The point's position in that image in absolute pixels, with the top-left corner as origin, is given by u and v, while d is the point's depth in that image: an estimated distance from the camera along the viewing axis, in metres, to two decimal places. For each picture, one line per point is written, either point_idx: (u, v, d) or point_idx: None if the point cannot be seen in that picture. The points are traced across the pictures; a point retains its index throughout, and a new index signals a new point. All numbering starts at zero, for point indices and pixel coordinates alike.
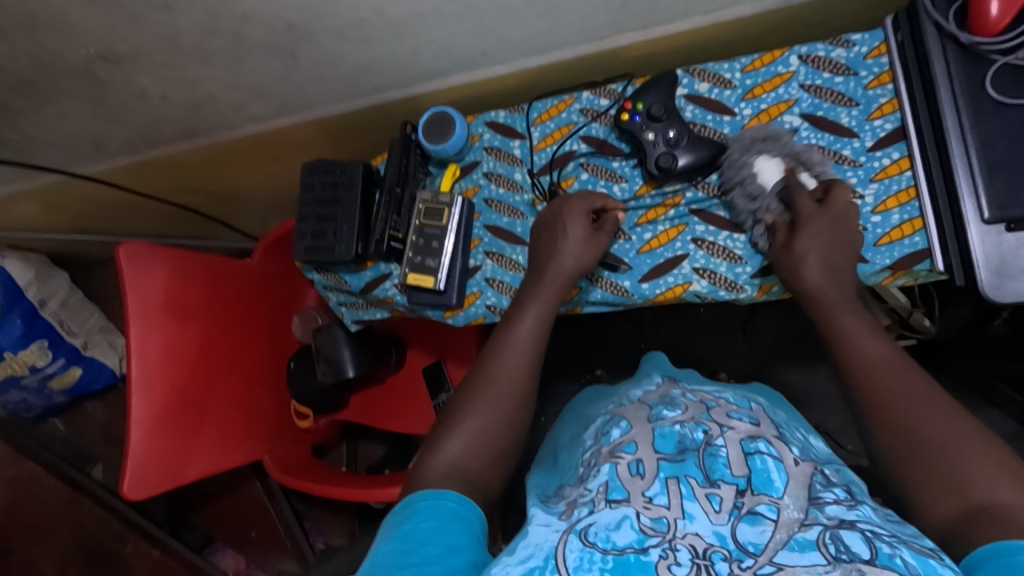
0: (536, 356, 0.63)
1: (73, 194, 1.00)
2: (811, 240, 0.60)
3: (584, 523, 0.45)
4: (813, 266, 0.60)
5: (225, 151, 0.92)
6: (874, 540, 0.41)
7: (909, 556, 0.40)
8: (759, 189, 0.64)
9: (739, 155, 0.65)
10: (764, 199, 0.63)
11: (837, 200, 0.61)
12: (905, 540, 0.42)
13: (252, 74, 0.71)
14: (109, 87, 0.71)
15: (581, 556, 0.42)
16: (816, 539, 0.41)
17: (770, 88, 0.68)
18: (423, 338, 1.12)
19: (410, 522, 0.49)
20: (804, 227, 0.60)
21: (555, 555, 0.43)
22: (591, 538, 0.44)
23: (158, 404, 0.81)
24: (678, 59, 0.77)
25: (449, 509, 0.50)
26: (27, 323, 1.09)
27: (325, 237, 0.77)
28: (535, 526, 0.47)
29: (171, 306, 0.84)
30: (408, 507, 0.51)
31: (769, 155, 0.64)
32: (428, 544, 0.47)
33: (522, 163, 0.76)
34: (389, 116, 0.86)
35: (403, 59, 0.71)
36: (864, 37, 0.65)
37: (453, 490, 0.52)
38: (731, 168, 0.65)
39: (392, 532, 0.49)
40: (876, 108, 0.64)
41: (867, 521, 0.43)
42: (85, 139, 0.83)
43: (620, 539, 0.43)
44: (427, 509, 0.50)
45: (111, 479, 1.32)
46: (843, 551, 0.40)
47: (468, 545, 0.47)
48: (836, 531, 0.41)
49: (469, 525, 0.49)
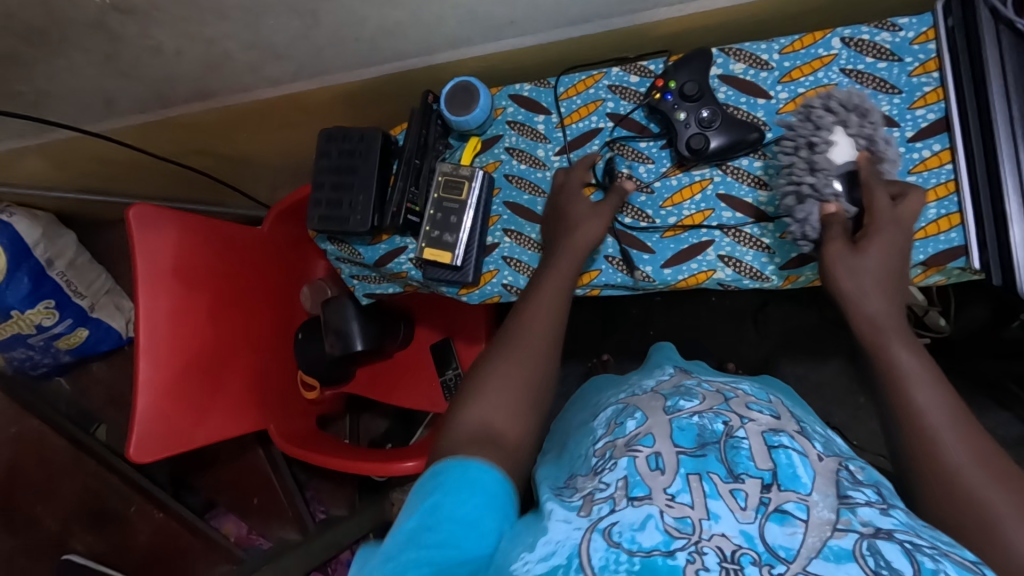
0: (555, 339, 0.63)
1: (82, 151, 0.98)
2: (880, 250, 0.55)
3: (606, 522, 0.44)
4: (876, 278, 0.55)
5: (238, 114, 0.90)
6: (915, 554, 0.40)
7: (953, 571, 0.39)
8: (827, 162, 0.58)
9: (824, 117, 0.58)
10: (828, 174, 0.57)
11: (911, 205, 0.56)
12: (946, 552, 0.41)
13: (271, 34, 0.69)
14: (122, 40, 0.68)
15: (606, 557, 0.41)
16: (853, 549, 0.40)
17: (808, 71, 0.65)
18: (432, 315, 1.11)
19: (434, 496, 0.48)
20: (872, 231, 0.56)
21: (578, 554, 0.42)
22: (616, 538, 0.43)
23: (166, 369, 0.81)
24: (712, 36, 0.74)
25: (472, 481, 0.49)
26: (33, 280, 1.09)
27: (341, 207, 0.75)
28: (554, 522, 0.46)
29: (180, 271, 0.83)
30: (433, 479, 0.50)
31: (849, 129, 0.58)
32: (451, 521, 0.46)
33: (546, 139, 0.74)
34: (409, 84, 0.83)
35: (429, 24, 0.68)
36: (911, 22, 0.63)
37: (480, 461, 0.51)
38: (806, 129, 0.59)
39: (416, 505, 0.48)
40: (919, 97, 0.62)
41: (905, 531, 0.42)
42: (96, 94, 0.81)
43: (646, 540, 0.42)
44: (451, 483, 0.49)
45: (115, 439, 1.33)
46: (883, 566, 0.39)
47: (494, 521, 0.48)
48: (874, 542, 0.40)
49: (496, 500, 0.49)
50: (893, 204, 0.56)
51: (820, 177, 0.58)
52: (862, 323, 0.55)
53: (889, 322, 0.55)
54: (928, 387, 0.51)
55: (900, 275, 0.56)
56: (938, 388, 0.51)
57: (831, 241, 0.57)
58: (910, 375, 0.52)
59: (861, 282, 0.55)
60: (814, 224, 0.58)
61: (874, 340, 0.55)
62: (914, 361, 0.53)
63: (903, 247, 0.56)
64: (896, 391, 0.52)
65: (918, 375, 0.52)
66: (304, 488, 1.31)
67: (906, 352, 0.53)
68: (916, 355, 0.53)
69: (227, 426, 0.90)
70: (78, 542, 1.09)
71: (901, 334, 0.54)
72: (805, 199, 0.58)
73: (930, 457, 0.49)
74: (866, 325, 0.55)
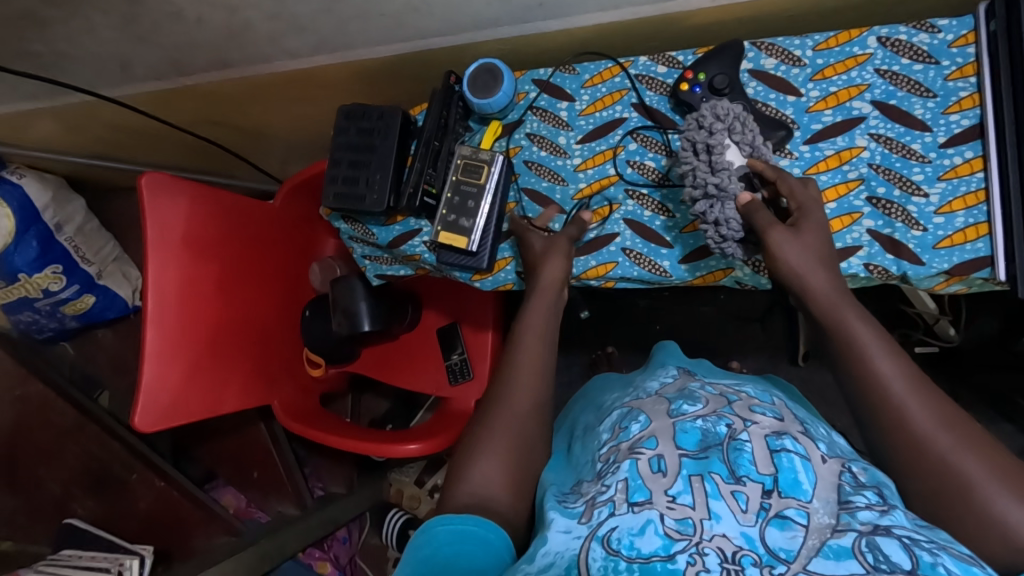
0: (549, 343, 0.63)
1: (95, 116, 0.97)
2: (812, 230, 0.56)
3: (606, 528, 0.44)
4: (818, 253, 0.55)
5: (255, 86, 0.88)
6: (914, 548, 0.40)
7: (951, 563, 0.39)
8: (724, 163, 0.58)
9: (712, 122, 0.59)
10: (727, 174, 0.58)
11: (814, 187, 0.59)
12: (945, 545, 0.41)
13: (294, 4, 0.67)
14: (143, 5, 0.67)
15: (604, 566, 0.42)
16: (851, 547, 0.40)
17: (842, 70, 0.63)
18: (439, 299, 1.10)
19: (429, 548, 0.49)
20: (802, 215, 0.57)
21: (577, 566, 0.43)
22: (615, 545, 0.43)
23: (174, 339, 0.80)
24: (743, 29, 0.72)
25: (469, 532, 0.49)
26: (42, 244, 1.08)
27: (356, 185, 0.74)
28: (554, 532, 0.46)
29: (189, 242, 0.82)
30: (427, 531, 0.50)
31: (735, 136, 0.60)
32: (447, 569, 0.47)
33: (568, 127, 0.72)
34: (432, 64, 0.82)
35: (454, 2, 0.67)
36: (951, 24, 0.61)
37: (472, 515, 0.51)
38: (700, 134, 0.59)
39: (412, 558, 0.48)
40: (954, 102, 0.60)
41: (903, 526, 0.42)
42: (113, 59, 0.80)
43: (645, 545, 0.42)
44: (446, 535, 0.49)
45: (117, 407, 1.34)
46: (882, 561, 0.39)
47: (490, 568, 0.48)
48: (872, 538, 0.40)
49: (493, 549, 0.49)
50: (803, 187, 0.58)
51: (722, 176, 0.58)
52: (816, 299, 0.55)
53: (837, 295, 0.54)
54: (883, 352, 0.51)
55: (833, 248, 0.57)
56: (919, 390, 0.49)
57: (767, 228, 0.56)
58: (868, 348, 0.51)
59: (799, 260, 0.55)
60: (735, 221, 0.59)
61: (827, 314, 0.54)
62: (865, 329, 0.52)
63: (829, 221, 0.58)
64: (857, 364, 0.51)
65: (872, 343, 0.51)
66: (304, 464, 1.32)
67: (858, 320, 0.52)
68: (891, 357, 0.50)
69: (228, 402, 0.90)
70: (79, 506, 1.10)
71: (853, 307, 0.53)
72: (714, 200, 0.58)
73: (898, 426, 0.48)
74: (813, 301, 0.55)
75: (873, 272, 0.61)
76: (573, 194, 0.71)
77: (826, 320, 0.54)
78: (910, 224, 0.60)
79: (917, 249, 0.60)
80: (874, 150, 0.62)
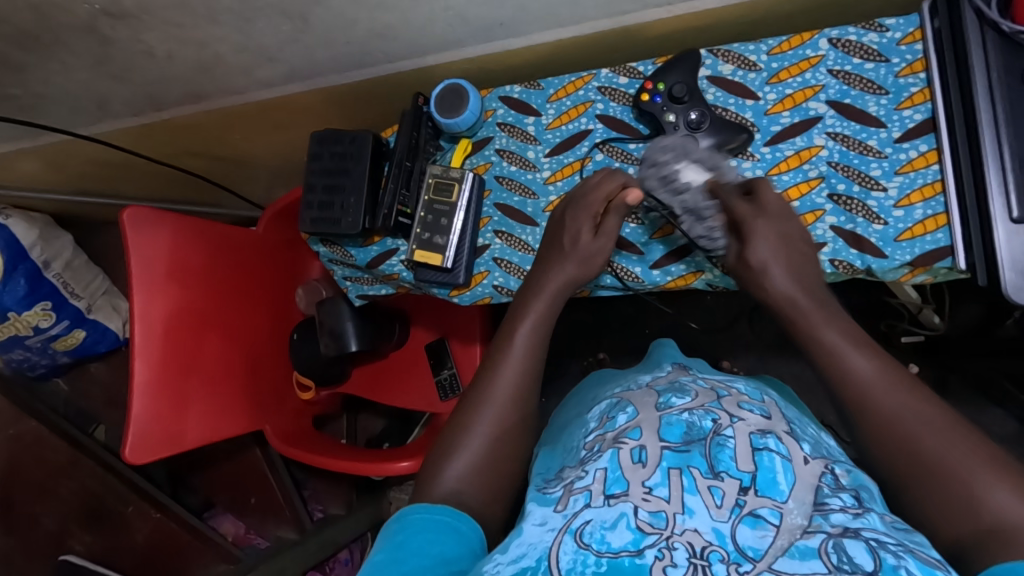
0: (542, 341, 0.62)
1: (77, 154, 0.99)
2: (765, 249, 0.59)
3: (580, 521, 0.45)
4: (778, 278, 0.59)
5: (230, 116, 0.90)
6: (879, 551, 0.41)
7: (915, 567, 0.40)
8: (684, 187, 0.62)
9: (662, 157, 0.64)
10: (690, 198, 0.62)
11: (766, 194, 0.60)
12: (912, 550, 0.42)
13: (262, 37, 0.69)
14: (114, 45, 0.69)
15: (574, 559, 0.43)
16: (819, 547, 0.41)
17: (796, 73, 0.65)
18: (427, 315, 1.11)
19: (402, 534, 0.50)
20: (754, 236, 0.59)
21: (548, 556, 0.43)
22: (586, 539, 0.43)
23: (160, 367, 0.81)
24: (700, 37, 0.74)
25: (442, 522, 0.50)
26: (30, 282, 1.10)
27: (332, 209, 0.76)
28: (530, 524, 0.47)
29: (174, 272, 0.83)
30: (402, 518, 0.52)
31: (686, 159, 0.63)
32: (419, 555, 0.48)
33: (536, 141, 0.74)
34: (402, 86, 0.84)
35: (418, 27, 0.69)
36: (898, 23, 0.63)
37: (447, 506, 0.52)
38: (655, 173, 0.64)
39: (385, 542, 0.50)
40: (906, 98, 0.62)
41: (872, 530, 0.43)
42: (89, 98, 0.82)
43: (616, 539, 0.43)
44: (421, 522, 0.50)
45: (112, 439, 1.34)
46: (846, 562, 0.40)
47: (463, 558, 0.48)
48: (840, 541, 0.41)
49: (466, 540, 0.50)
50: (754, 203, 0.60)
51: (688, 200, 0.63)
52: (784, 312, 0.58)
53: (809, 304, 0.57)
54: (858, 354, 0.53)
55: (801, 260, 0.60)
56: (902, 390, 0.51)
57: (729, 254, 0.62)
58: (838, 349, 0.54)
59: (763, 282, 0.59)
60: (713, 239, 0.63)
61: (801, 322, 0.57)
62: (836, 335, 0.55)
63: (788, 234, 0.60)
64: (829, 358, 0.54)
65: (844, 345, 0.54)
66: (303, 487, 1.32)
67: (830, 330, 0.55)
68: (873, 362, 0.53)
69: (218, 431, 0.90)
70: (76, 542, 1.10)
71: (822, 314, 0.56)
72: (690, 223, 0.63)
73: (873, 424, 0.50)
74: (785, 313, 0.58)
75: (840, 267, 0.62)
76: (543, 206, 0.72)
77: (798, 328, 0.57)
78: (871, 219, 0.62)
79: (880, 243, 0.61)
80: (832, 149, 0.64)
